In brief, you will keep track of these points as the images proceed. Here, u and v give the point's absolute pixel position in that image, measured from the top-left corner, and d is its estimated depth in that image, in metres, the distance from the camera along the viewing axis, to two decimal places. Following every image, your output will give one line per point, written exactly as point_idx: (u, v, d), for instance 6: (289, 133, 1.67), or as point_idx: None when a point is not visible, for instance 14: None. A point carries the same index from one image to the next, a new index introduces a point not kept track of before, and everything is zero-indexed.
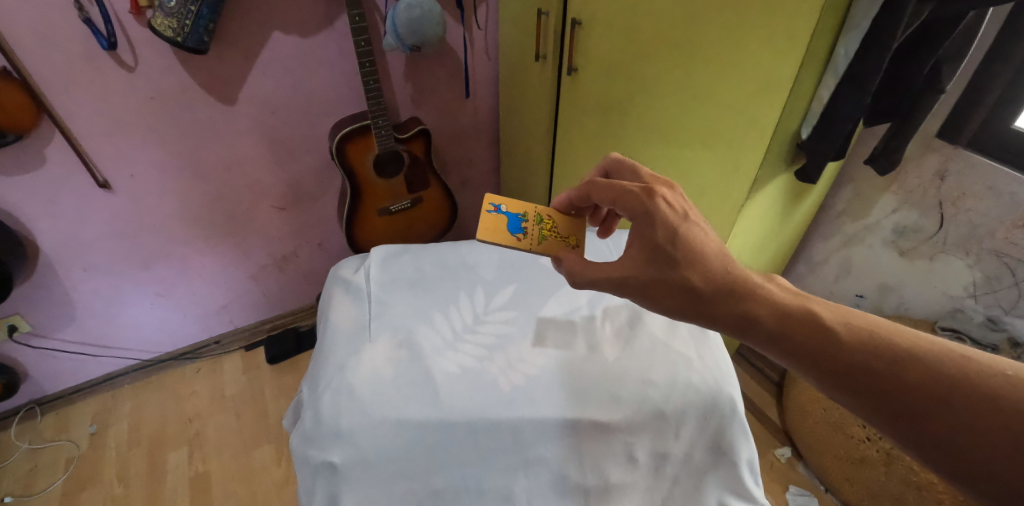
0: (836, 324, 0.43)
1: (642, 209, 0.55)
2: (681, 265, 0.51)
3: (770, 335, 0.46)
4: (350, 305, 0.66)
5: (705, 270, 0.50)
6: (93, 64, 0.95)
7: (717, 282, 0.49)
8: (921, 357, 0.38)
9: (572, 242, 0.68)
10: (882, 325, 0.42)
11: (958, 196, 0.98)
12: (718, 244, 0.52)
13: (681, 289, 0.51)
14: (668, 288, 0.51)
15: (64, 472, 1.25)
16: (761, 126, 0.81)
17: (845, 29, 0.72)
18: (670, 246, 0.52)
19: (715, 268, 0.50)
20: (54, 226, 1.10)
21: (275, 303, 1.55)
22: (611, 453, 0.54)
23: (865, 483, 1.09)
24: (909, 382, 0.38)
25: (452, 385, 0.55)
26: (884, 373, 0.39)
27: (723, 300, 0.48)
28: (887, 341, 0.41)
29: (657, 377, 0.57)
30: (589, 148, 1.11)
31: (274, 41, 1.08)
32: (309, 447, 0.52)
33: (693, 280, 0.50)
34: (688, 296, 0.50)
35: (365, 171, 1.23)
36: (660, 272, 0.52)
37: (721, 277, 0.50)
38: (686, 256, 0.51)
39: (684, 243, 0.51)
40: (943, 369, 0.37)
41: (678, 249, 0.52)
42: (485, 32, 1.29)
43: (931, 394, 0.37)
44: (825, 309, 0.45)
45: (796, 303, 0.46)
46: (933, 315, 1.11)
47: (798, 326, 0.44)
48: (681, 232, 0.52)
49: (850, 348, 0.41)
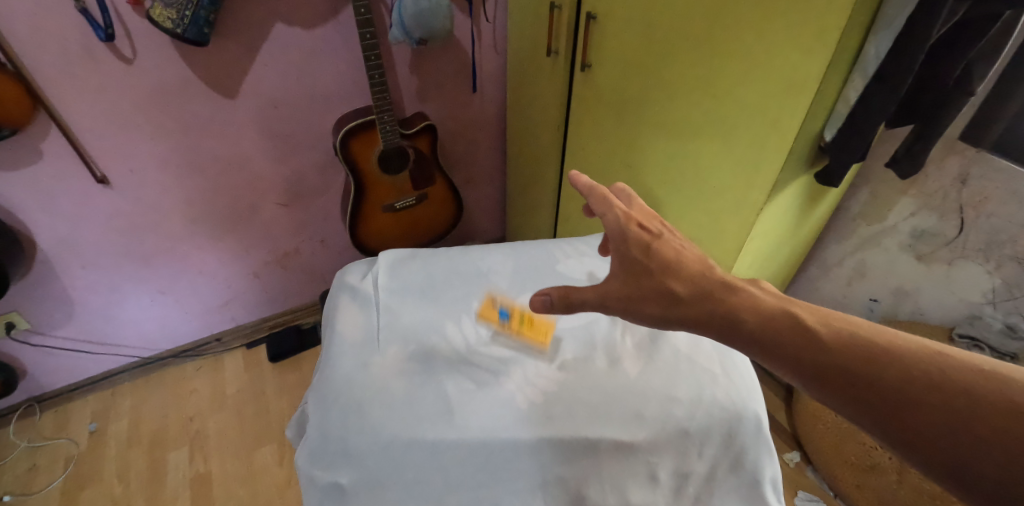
0: (817, 323, 0.39)
1: (619, 230, 0.53)
2: (659, 275, 0.48)
3: (750, 340, 0.41)
4: (357, 313, 0.63)
5: (685, 278, 0.47)
6: (90, 56, 0.92)
7: (699, 287, 0.46)
8: (898, 355, 0.34)
9: (544, 333, 0.61)
10: (866, 325, 0.38)
11: (981, 200, 0.94)
12: (698, 258, 0.49)
13: (661, 297, 0.47)
14: (647, 298, 0.48)
15: (64, 470, 1.23)
16: (784, 128, 0.76)
17: (876, 27, 0.68)
18: (648, 260, 0.50)
19: (696, 274, 0.47)
20: (52, 222, 1.07)
21: (275, 299, 1.52)
22: (633, 473, 0.51)
23: (877, 491, 1.06)
24: (894, 385, 0.33)
25: (466, 401, 0.53)
26: (863, 375, 0.35)
27: (703, 304, 0.44)
28: (869, 341, 0.36)
29: (680, 394, 0.55)
30: (605, 145, 1.08)
31: (276, 33, 1.05)
32: (315, 467, 0.50)
33: (674, 287, 0.46)
34: (669, 304, 0.47)
35: (369, 166, 1.20)
36: (639, 284, 0.49)
37: (703, 284, 0.46)
38: (662, 265, 0.48)
39: (660, 257, 0.49)
40: (927, 370, 0.33)
41: (655, 262, 0.49)
42: (493, 26, 1.25)
43: (910, 393, 0.32)
44: (809, 313, 0.40)
45: (778, 305, 0.41)
46: (950, 320, 1.09)
47: (781, 328, 0.40)
48: (655, 248, 0.50)
49: (830, 349, 0.37)
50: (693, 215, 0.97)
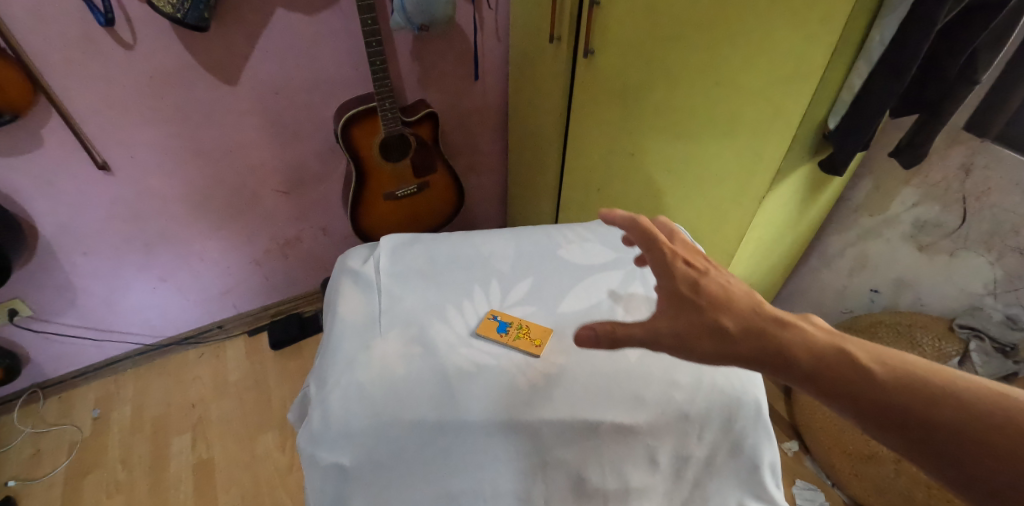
0: (877, 364, 0.37)
1: (661, 261, 0.47)
2: (707, 309, 0.44)
3: (808, 381, 0.38)
4: (359, 297, 0.63)
5: (734, 311, 0.43)
6: (90, 41, 0.91)
7: (749, 323, 0.42)
8: (969, 399, 0.33)
9: (538, 343, 0.58)
10: (924, 364, 0.37)
11: (984, 190, 0.93)
12: (744, 289, 0.45)
13: (712, 332, 0.43)
14: (697, 335, 0.43)
15: (68, 456, 1.24)
16: (789, 115, 0.75)
17: (882, 12, 0.66)
18: (693, 293, 0.45)
19: (745, 310, 0.43)
20: (53, 208, 1.07)
21: (276, 287, 1.52)
22: (633, 457, 0.52)
23: (875, 480, 1.07)
24: (970, 433, 0.32)
25: (469, 384, 0.53)
26: (939, 421, 0.33)
27: (757, 342, 0.41)
28: (935, 383, 0.35)
29: (682, 377, 0.55)
30: (608, 133, 1.08)
31: (277, 19, 1.04)
32: (317, 449, 0.50)
33: (727, 325, 0.42)
34: (720, 342, 0.42)
35: (371, 154, 1.20)
36: (684, 319, 0.44)
37: (754, 319, 0.42)
38: (712, 302, 0.44)
39: (706, 290, 0.45)
40: (1002, 416, 0.32)
41: (701, 295, 0.45)
42: (495, 13, 1.24)
43: (990, 442, 0.31)
44: (868, 352, 0.38)
45: (832, 342, 0.39)
46: (951, 311, 1.07)
47: (838, 366, 0.38)
48: (699, 280, 0.46)
49: (897, 392, 0.35)
50: (695, 204, 0.97)
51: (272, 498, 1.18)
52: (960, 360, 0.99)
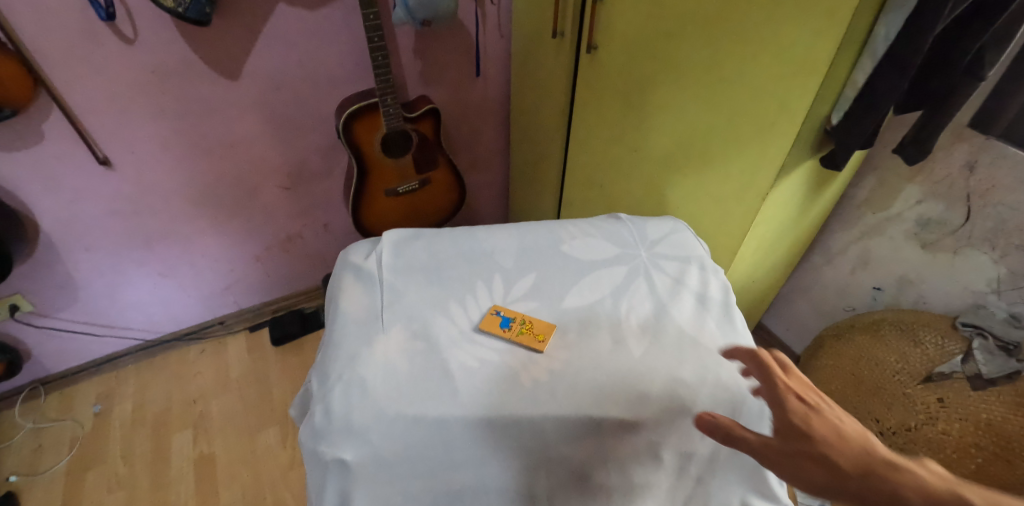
0: None
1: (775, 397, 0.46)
2: (817, 443, 0.41)
3: None
4: (361, 292, 0.63)
5: (845, 448, 0.40)
6: (91, 36, 0.91)
7: (862, 462, 0.38)
8: None
9: (541, 338, 0.58)
10: None
11: (988, 188, 0.92)
12: (863, 433, 0.41)
13: (819, 466, 0.39)
14: (807, 466, 0.40)
15: (69, 451, 1.24)
16: (793, 112, 0.74)
17: (887, 6, 0.65)
18: (804, 427, 0.43)
19: (858, 451, 0.40)
20: (54, 204, 1.07)
21: (278, 283, 1.52)
22: (637, 454, 0.50)
23: None
24: None
25: (473, 381, 0.53)
26: None
27: (870, 481, 0.37)
28: None
29: (685, 374, 0.55)
30: (612, 129, 1.08)
31: (279, 14, 1.03)
32: (319, 444, 0.49)
33: (837, 460, 0.39)
34: (828, 480, 0.39)
35: (372, 150, 1.20)
36: (791, 451, 0.41)
37: (867, 458, 0.39)
38: (823, 437, 0.41)
39: (816, 424, 0.42)
40: None
41: (811, 428, 0.42)
42: (497, 9, 1.23)
43: None
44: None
45: (956, 491, 0.34)
46: (954, 309, 1.06)
47: None
48: (812, 415, 0.43)
49: None
50: (698, 201, 0.97)
51: (272, 494, 1.18)
52: (962, 358, 0.94)
